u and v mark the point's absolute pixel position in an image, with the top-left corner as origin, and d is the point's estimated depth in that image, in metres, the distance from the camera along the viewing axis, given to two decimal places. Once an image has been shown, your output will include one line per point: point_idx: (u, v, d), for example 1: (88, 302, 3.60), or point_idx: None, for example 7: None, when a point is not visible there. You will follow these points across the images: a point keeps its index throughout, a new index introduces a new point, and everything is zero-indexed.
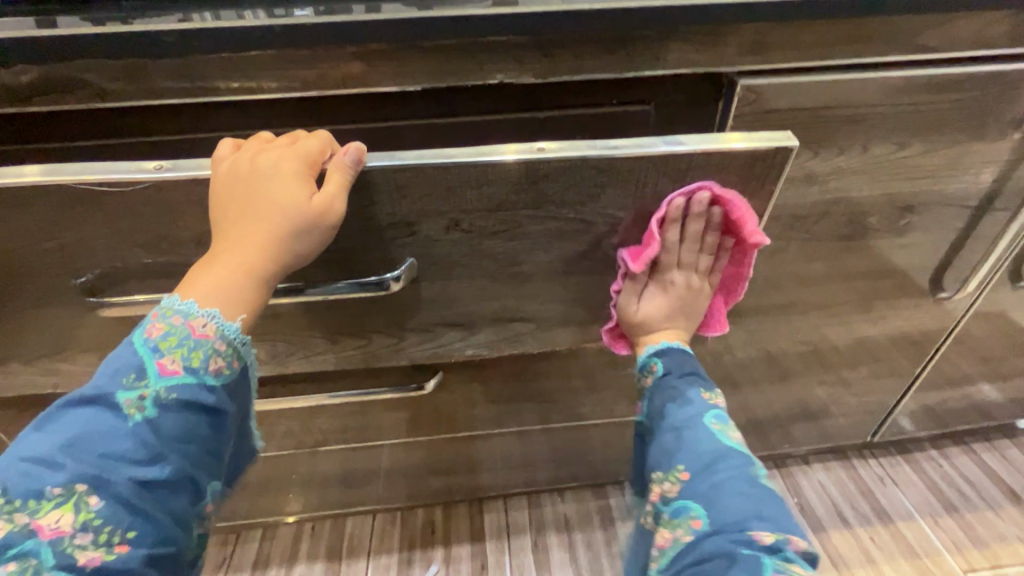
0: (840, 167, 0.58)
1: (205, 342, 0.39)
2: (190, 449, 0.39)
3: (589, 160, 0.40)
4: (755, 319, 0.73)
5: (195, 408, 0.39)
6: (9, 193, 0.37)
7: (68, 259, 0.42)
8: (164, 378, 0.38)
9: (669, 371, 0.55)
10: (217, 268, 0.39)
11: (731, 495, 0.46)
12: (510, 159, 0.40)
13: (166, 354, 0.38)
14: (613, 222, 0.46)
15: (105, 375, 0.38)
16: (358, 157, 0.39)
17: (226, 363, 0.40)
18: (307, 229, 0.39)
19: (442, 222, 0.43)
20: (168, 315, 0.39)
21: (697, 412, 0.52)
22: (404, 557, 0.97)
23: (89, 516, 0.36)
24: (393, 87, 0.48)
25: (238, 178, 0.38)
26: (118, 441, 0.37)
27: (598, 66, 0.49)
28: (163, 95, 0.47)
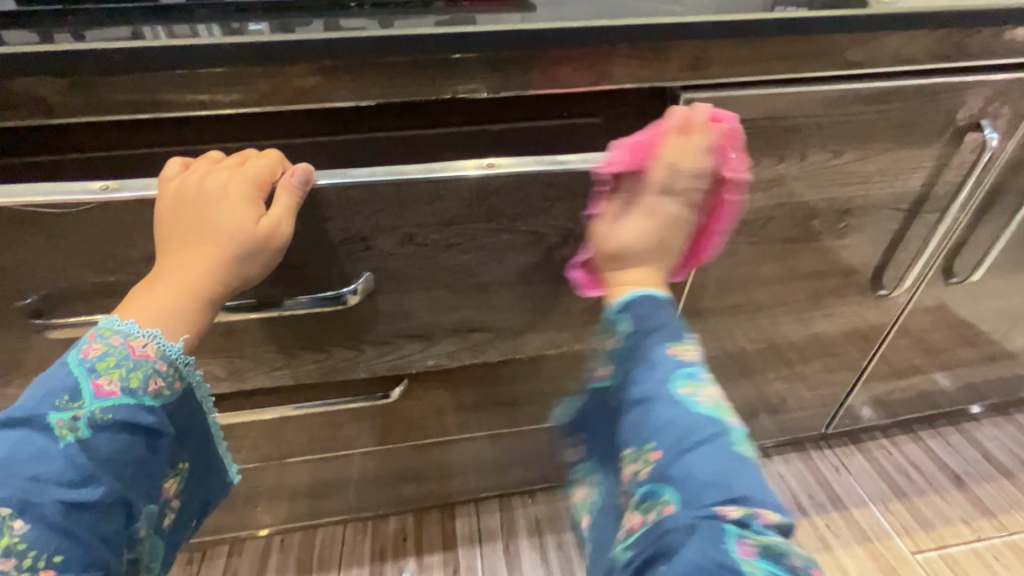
0: (781, 174, 0.61)
1: (144, 363, 0.38)
2: (127, 471, 0.37)
3: (538, 176, 0.44)
4: (710, 319, 0.76)
5: (133, 429, 0.37)
6: None
7: (11, 280, 0.41)
8: (99, 399, 0.36)
9: (636, 327, 0.45)
10: (160, 288, 0.39)
11: (706, 466, 0.39)
12: (455, 175, 0.42)
13: (103, 374, 0.37)
14: (563, 233, 0.48)
15: (38, 396, 0.36)
16: (306, 178, 0.40)
17: (166, 384, 0.39)
18: (252, 251, 0.40)
19: (397, 237, 0.45)
20: (107, 335, 0.38)
21: (665, 375, 0.43)
22: (375, 566, 0.97)
23: (12, 541, 0.34)
24: (345, 101, 0.49)
25: (182, 200, 0.39)
26: (48, 464, 0.35)
27: (549, 82, 0.51)
28: (111, 111, 0.46)
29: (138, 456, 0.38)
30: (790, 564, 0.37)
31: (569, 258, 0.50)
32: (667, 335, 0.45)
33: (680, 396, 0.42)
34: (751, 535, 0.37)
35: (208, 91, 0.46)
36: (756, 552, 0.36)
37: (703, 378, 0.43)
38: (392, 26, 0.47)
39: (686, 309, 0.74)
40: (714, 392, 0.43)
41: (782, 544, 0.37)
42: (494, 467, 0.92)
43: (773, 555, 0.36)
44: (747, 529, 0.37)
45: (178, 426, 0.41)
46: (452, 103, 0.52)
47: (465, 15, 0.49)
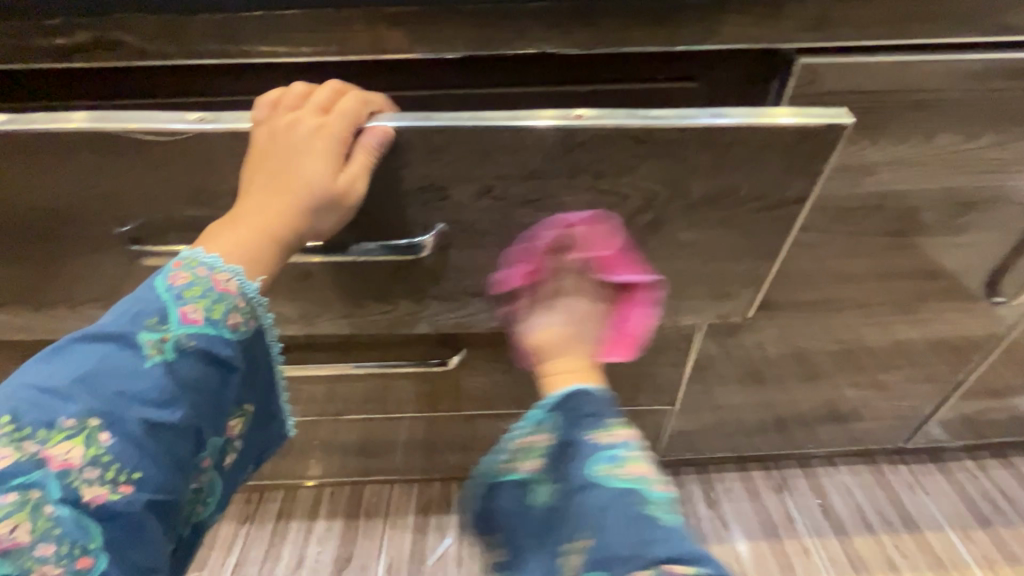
0: (896, 156, 0.56)
1: (227, 297, 0.39)
2: (202, 399, 0.39)
3: (626, 130, 0.37)
4: (789, 313, 0.71)
5: (212, 359, 0.39)
6: (54, 139, 0.38)
7: (112, 207, 0.42)
8: (184, 326, 0.38)
9: (567, 420, 0.44)
10: (236, 229, 0.39)
11: (622, 533, 0.39)
12: (533, 124, 0.37)
13: (189, 302, 0.38)
14: (648, 195, 0.41)
15: (127, 314, 0.38)
16: (384, 140, 0.38)
17: (245, 321, 0.40)
18: (328, 200, 0.39)
19: (473, 188, 0.41)
20: (194, 266, 0.39)
21: (585, 460, 0.42)
22: (419, 528, 0.99)
23: (99, 451, 0.36)
24: (426, 52, 0.47)
25: (269, 146, 0.38)
26: (136, 381, 0.37)
27: (646, 39, 0.47)
28: (195, 56, 0.46)
29: (213, 386, 0.39)
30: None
31: (649, 228, 0.44)
32: (593, 424, 0.44)
33: (620, 496, 0.40)
34: None
35: (286, 38, 0.46)
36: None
37: (626, 458, 0.42)
38: None
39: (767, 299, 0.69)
40: (645, 469, 0.42)
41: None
42: None
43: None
44: None
45: (252, 363, 0.42)
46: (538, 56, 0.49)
47: None
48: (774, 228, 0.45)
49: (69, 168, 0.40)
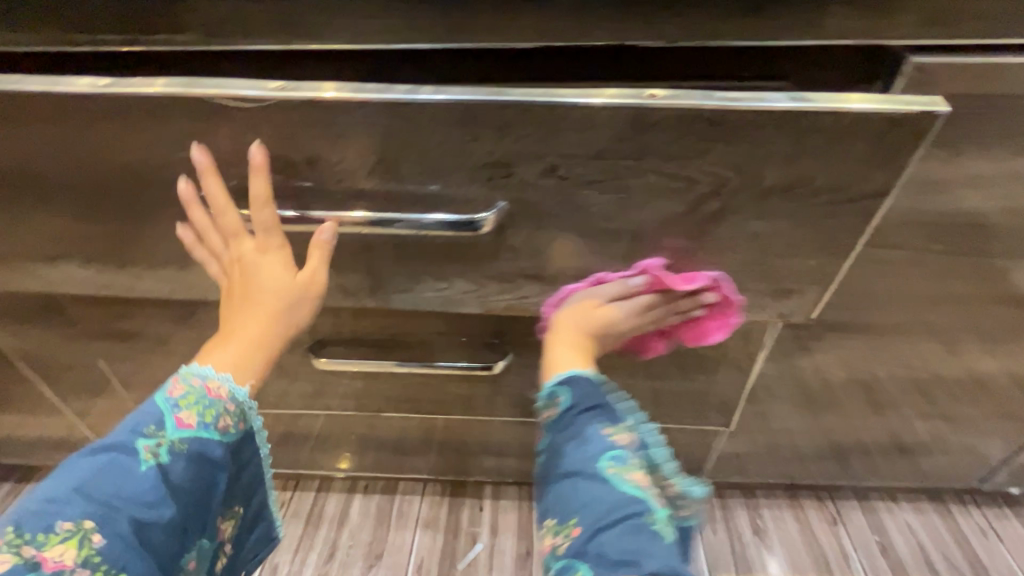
0: (981, 176, 0.53)
1: (218, 403, 0.47)
2: (188, 497, 0.45)
3: (701, 111, 0.36)
4: (857, 336, 0.67)
5: (202, 458, 0.46)
6: (149, 104, 0.40)
7: (195, 171, 0.44)
8: (179, 430, 0.45)
9: (576, 404, 0.50)
10: (228, 344, 0.49)
11: (617, 533, 0.41)
12: (606, 101, 0.37)
13: (184, 409, 0.46)
14: (718, 182, 0.40)
15: (128, 428, 0.45)
16: (333, 233, 0.46)
17: (233, 423, 0.48)
18: (299, 289, 0.49)
19: (539, 166, 0.40)
20: (189, 377, 0.47)
21: (594, 451, 0.46)
22: (450, 530, 0.98)
23: (90, 552, 0.40)
24: (491, 44, 0.47)
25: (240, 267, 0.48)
26: (133, 482, 0.43)
27: (735, 33, 0.45)
28: (257, 37, 0.47)
29: (201, 482, 0.46)
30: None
31: (716, 216, 0.42)
32: (604, 419, 0.49)
33: (628, 491, 0.44)
34: None
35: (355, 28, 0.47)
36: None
37: (631, 462, 0.46)
38: None
39: (831, 317, 0.65)
40: (646, 477, 0.46)
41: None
42: None
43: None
44: None
45: (234, 463, 0.50)
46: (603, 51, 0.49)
47: None
48: (850, 223, 0.42)
49: (160, 131, 0.42)
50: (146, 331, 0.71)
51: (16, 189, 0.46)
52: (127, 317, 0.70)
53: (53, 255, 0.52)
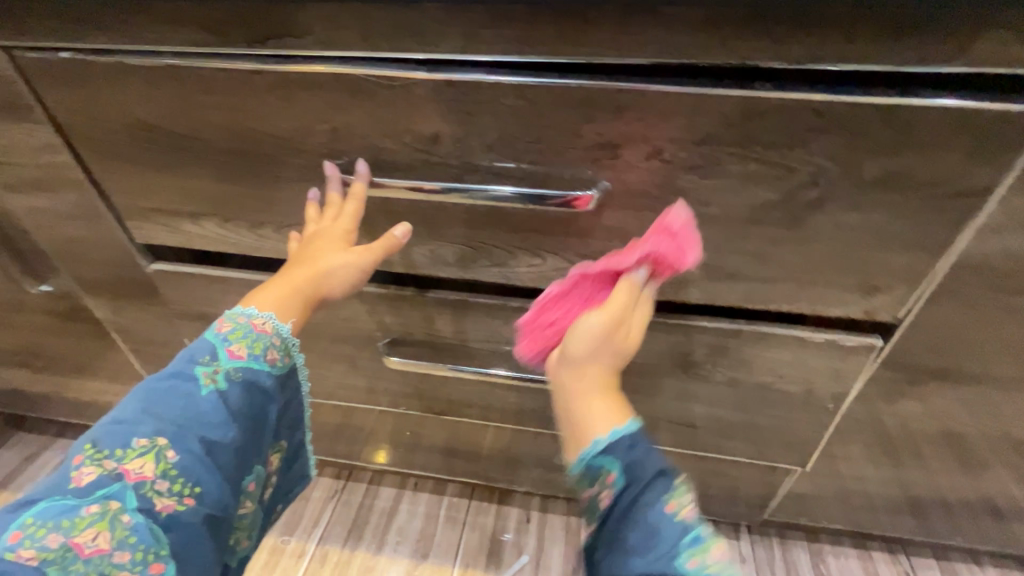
0: None
1: (265, 336, 0.51)
2: (245, 419, 0.49)
3: (809, 103, 0.39)
4: (973, 386, 0.58)
5: (254, 385, 0.50)
6: (306, 79, 0.46)
7: (332, 141, 0.50)
8: (232, 360, 0.49)
9: (630, 487, 0.44)
10: (270, 291, 0.52)
11: None
12: (717, 91, 0.40)
13: (234, 342, 0.50)
14: (817, 172, 0.42)
15: (186, 359, 0.49)
16: (404, 232, 0.53)
17: (280, 356, 0.52)
18: (342, 263, 0.51)
19: (645, 149, 0.44)
20: (236, 317, 0.51)
21: (667, 543, 0.41)
22: (498, 535, 0.98)
23: (168, 466, 0.44)
24: (606, 54, 0.40)
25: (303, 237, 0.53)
26: (196, 404, 0.47)
27: (874, 55, 0.37)
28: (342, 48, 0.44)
29: (255, 406, 0.50)
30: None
31: (812, 206, 0.44)
32: (661, 491, 0.43)
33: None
34: None
35: (448, 33, 0.41)
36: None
37: (707, 541, 0.42)
38: None
39: (941, 375, 0.57)
40: (722, 552, 0.41)
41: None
42: None
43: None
44: None
45: (281, 396, 0.53)
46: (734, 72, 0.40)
47: None
48: (947, 222, 0.43)
49: (312, 103, 0.48)
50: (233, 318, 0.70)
51: (182, 151, 0.54)
52: (215, 302, 0.69)
53: (198, 210, 0.59)
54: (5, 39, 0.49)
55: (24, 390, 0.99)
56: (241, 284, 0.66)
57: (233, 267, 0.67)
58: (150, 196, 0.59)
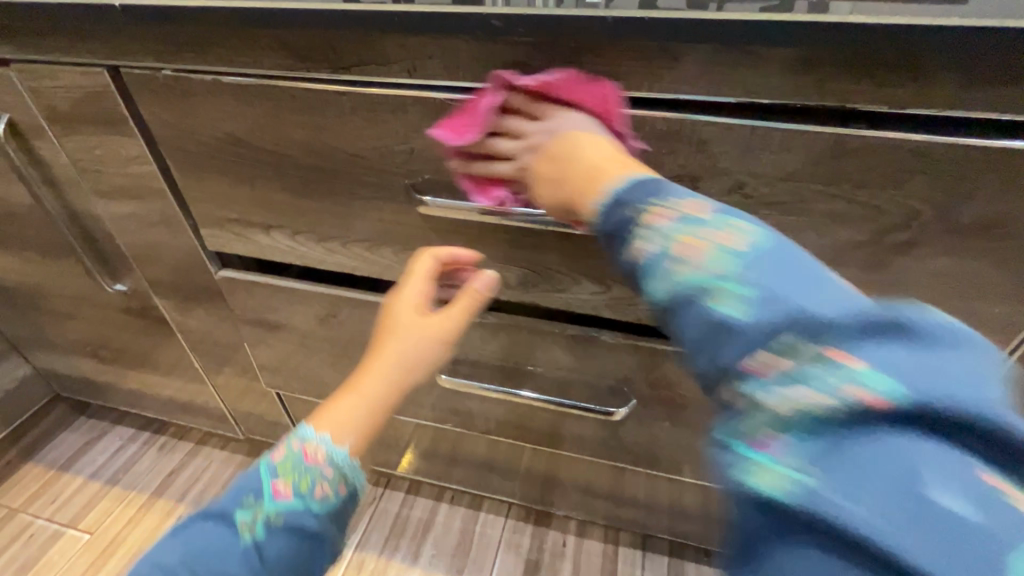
0: None
1: (314, 468, 0.44)
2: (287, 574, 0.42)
3: (909, 144, 0.37)
4: None
5: (299, 532, 0.43)
6: (389, 102, 0.47)
7: (408, 163, 0.51)
8: (275, 502, 0.42)
9: (608, 245, 0.40)
10: (349, 394, 0.48)
11: (707, 359, 0.32)
12: (809, 128, 0.39)
13: (280, 477, 0.43)
14: (910, 215, 0.40)
15: (230, 496, 0.43)
16: (489, 283, 0.51)
17: (333, 489, 0.45)
18: (424, 343, 0.49)
19: (726, 183, 0.43)
20: (289, 442, 0.45)
21: (642, 282, 0.37)
22: (532, 558, 0.97)
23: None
24: (695, 92, 0.40)
25: (388, 308, 0.50)
26: (231, 558, 0.41)
27: (987, 100, 0.35)
28: (430, 77, 0.45)
29: (301, 557, 0.43)
30: (826, 417, 0.28)
31: (901, 248, 0.42)
32: (623, 225, 0.38)
33: (682, 286, 0.34)
34: (773, 423, 0.29)
35: (532, 65, 0.42)
36: (787, 441, 0.29)
37: (666, 250, 0.35)
38: (794, 11, 0.35)
39: None
40: (690, 253, 0.34)
41: (811, 388, 0.28)
42: (683, 515, 0.82)
43: (828, 433, 0.28)
44: (761, 415, 0.29)
45: (338, 532, 0.46)
46: (827, 111, 0.39)
47: (880, 5, 0.36)
48: None
49: (392, 126, 0.49)
50: (293, 325, 0.72)
51: (262, 166, 0.56)
52: (279, 309, 0.71)
53: (272, 222, 0.61)
54: (110, 58, 0.53)
55: (90, 378, 1.05)
56: (303, 293, 0.68)
57: (297, 277, 0.69)
58: (227, 206, 0.62)
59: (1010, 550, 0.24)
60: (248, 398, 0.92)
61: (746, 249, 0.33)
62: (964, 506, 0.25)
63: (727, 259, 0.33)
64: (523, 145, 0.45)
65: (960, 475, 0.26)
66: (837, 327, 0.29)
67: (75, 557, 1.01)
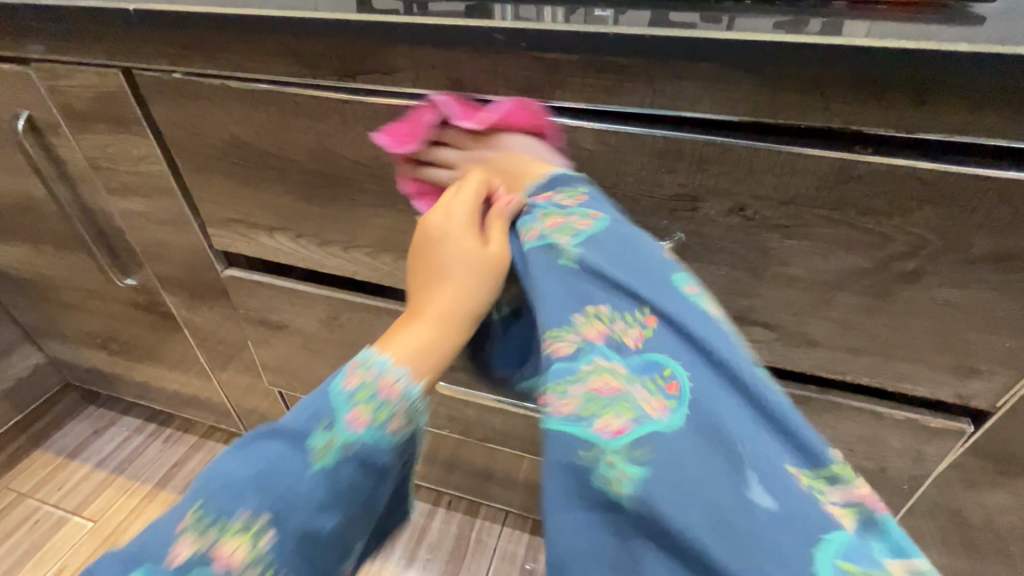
0: None
1: (391, 403, 0.37)
2: (353, 505, 0.37)
3: (915, 170, 0.37)
4: None
5: (367, 467, 0.37)
6: (393, 110, 0.47)
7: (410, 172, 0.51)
8: (350, 432, 0.36)
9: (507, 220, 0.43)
10: (411, 326, 0.40)
11: (584, 339, 0.35)
12: (813, 151, 0.38)
13: (357, 407, 0.37)
14: (917, 243, 0.39)
15: (306, 413, 0.37)
16: (517, 209, 0.43)
17: (404, 426, 0.38)
18: (480, 279, 0.41)
19: (727, 204, 0.42)
20: (366, 368, 0.38)
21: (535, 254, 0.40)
22: (527, 568, 0.96)
23: (259, 554, 0.34)
24: (697, 111, 0.39)
25: (427, 235, 0.42)
26: (303, 482, 0.35)
27: (996, 127, 0.34)
28: (435, 88, 0.45)
29: (366, 488, 0.37)
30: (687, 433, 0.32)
31: (906, 276, 0.41)
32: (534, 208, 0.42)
33: (565, 279, 0.38)
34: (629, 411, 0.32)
35: (533, 80, 0.42)
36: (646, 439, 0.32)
37: (569, 239, 0.39)
38: (798, 33, 0.35)
39: None
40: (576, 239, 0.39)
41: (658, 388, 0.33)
42: None
43: (646, 424, 0.32)
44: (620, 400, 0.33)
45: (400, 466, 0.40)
46: (831, 134, 0.39)
47: (887, 29, 0.36)
48: None
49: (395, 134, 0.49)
50: (295, 327, 0.73)
51: (268, 170, 0.57)
52: (282, 310, 0.72)
53: (276, 225, 0.62)
54: (124, 61, 0.54)
55: (99, 368, 1.07)
56: (306, 295, 0.68)
57: (299, 279, 0.70)
58: (234, 209, 0.62)
59: (836, 561, 0.29)
60: (250, 395, 0.93)
61: (584, 242, 0.39)
62: (784, 515, 0.30)
63: (582, 258, 0.39)
64: (464, 155, 0.46)
65: (786, 496, 0.31)
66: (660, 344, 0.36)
67: (78, 543, 1.02)
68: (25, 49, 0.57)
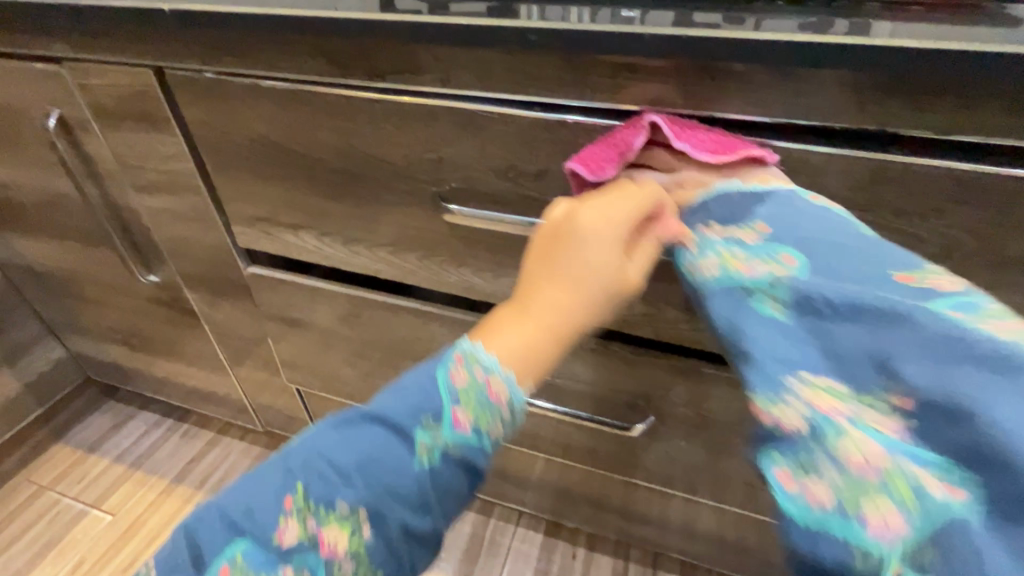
0: None
1: (498, 404, 0.33)
2: (452, 510, 0.33)
3: (952, 171, 0.36)
4: None
5: (469, 473, 0.33)
6: (422, 109, 0.48)
7: (437, 170, 0.51)
8: (456, 433, 0.32)
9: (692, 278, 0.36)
10: (525, 323, 0.34)
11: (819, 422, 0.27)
12: (847, 153, 0.38)
13: (462, 405, 0.32)
14: (951, 245, 0.39)
15: (406, 404, 0.32)
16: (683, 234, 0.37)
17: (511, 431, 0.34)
18: (608, 281, 0.34)
19: None
20: (472, 363, 0.33)
21: (736, 318, 0.32)
22: (540, 568, 0.96)
23: (361, 548, 0.30)
24: (731, 111, 0.39)
25: (559, 226, 0.35)
26: (403, 481, 0.31)
27: None
28: (465, 87, 0.45)
29: (464, 496, 0.33)
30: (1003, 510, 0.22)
31: None
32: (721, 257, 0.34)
33: (777, 335, 0.30)
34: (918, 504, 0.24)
35: (566, 80, 0.42)
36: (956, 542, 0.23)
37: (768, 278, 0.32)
38: (834, 34, 0.35)
39: None
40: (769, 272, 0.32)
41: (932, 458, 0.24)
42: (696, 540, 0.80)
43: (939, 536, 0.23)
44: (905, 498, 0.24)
45: None
46: (866, 135, 0.38)
47: (925, 29, 0.35)
48: None
49: (423, 133, 0.49)
50: (315, 324, 0.74)
51: (294, 168, 0.57)
52: (302, 308, 0.72)
53: (301, 223, 0.62)
54: (155, 59, 0.55)
55: (119, 363, 1.08)
56: (326, 293, 0.69)
57: (320, 277, 0.70)
58: (259, 206, 0.63)
59: None
60: (268, 392, 0.93)
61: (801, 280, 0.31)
62: None
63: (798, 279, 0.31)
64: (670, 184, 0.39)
65: None
66: (943, 372, 0.25)
67: (98, 535, 1.04)
68: (59, 49, 0.58)
